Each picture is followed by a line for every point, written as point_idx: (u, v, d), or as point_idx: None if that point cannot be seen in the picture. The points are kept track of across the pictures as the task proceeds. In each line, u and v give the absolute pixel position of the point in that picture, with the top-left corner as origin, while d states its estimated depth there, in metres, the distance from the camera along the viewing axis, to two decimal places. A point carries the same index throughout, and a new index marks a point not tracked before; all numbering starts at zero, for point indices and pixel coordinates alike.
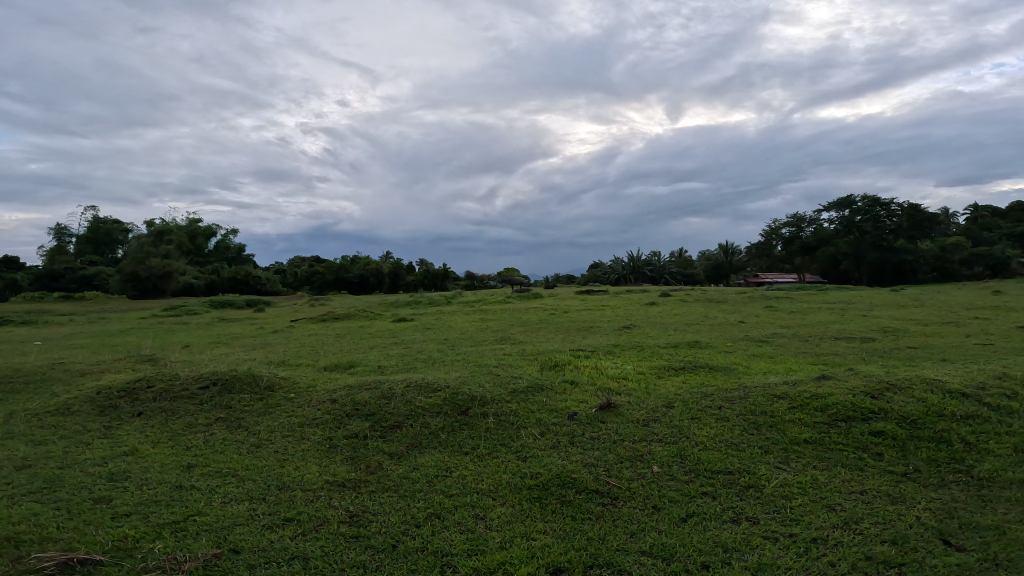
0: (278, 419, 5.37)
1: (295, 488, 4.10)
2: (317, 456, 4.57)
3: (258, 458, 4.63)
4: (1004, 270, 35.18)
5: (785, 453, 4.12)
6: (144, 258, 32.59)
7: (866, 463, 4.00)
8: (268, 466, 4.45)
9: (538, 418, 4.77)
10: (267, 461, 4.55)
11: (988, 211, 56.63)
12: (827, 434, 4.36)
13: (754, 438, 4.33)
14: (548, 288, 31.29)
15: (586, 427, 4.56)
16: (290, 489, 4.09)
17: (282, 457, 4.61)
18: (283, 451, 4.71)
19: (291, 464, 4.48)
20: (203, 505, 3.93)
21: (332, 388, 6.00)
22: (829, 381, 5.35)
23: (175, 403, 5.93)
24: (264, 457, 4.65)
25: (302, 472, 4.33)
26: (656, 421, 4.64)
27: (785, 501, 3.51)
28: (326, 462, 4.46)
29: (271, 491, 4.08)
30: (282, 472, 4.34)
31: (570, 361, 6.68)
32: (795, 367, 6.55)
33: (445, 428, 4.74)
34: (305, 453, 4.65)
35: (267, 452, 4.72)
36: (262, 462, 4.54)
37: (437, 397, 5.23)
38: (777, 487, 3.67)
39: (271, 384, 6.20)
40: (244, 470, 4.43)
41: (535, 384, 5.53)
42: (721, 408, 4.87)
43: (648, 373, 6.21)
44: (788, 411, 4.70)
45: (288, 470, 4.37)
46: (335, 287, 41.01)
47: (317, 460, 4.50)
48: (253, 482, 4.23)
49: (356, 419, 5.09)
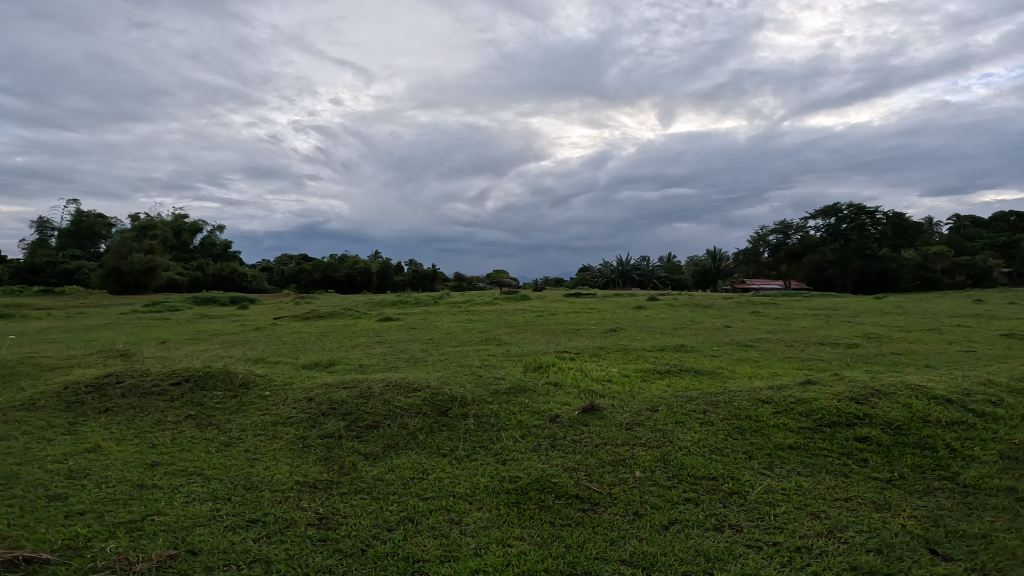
0: (251, 417, 5.20)
1: (263, 489, 3.95)
2: (288, 457, 4.40)
3: (227, 457, 4.46)
4: (986, 280, 36.78)
5: (769, 458, 4.04)
6: (126, 253, 32.13)
7: (850, 470, 3.93)
8: (236, 466, 4.29)
9: (519, 420, 4.64)
10: (236, 461, 4.38)
11: (968, 220, 58.10)
12: (813, 439, 4.29)
13: (738, 443, 4.25)
14: (536, 288, 34.60)
15: (569, 430, 4.43)
16: (258, 489, 3.93)
17: (251, 457, 4.44)
18: (252, 451, 4.54)
19: (260, 463, 4.31)
20: (164, 505, 3.77)
21: (309, 386, 5.83)
22: (814, 386, 5.28)
23: (144, 399, 5.73)
24: (233, 456, 4.48)
25: (271, 472, 4.17)
26: (639, 424, 4.55)
27: (769, 508, 3.43)
28: (298, 463, 4.30)
29: (237, 491, 3.92)
30: (250, 472, 4.19)
31: (554, 363, 6.57)
32: (782, 372, 6.50)
33: (424, 429, 4.60)
34: (276, 453, 4.48)
35: (236, 451, 4.55)
36: (230, 462, 4.37)
37: (416, 397, 5.08)
38: (761, 493, 3.59)
39: (246, 382, 6.00)
40: (210, 469, 4.26)
41: (517, 385, 5.41)
42: (706, 412, 4.80)
43: (633, 376, 6.12)
44: (773, 416, 4.63)
45: (257, 469, 4.21)
46: (321, 286, 40.66)
47: (288, 461, 4.34)
48: (218, 482, 4.07)
49: (332, 418, 4.93)
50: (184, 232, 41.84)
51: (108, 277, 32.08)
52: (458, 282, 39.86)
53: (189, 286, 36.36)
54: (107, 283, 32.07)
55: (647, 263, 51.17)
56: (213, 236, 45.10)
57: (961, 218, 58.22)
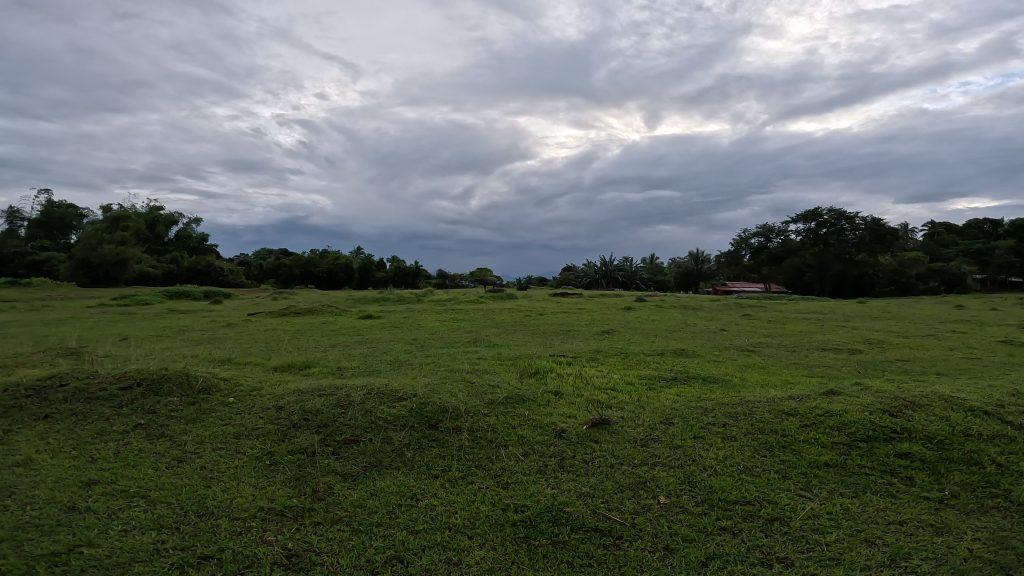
0: (211, 428, 4.57)
1: (220, 515, 3.35)
2: (253, 476, 3.80)
3: (178, 477, 3.83)
4: (958, 286, 37.31)
5: (805, 478, 3.71)
6: (97, 245, 30.76)
7: (898, 489, 3.65)
8: (190, 487, 3.68)
9: (520, 435, 4.09)
10: (190, 481, 3.76)
11: (942, 228, 59.34)
12: (850, 456, 3.96)
13: (768, 461, 3.88)
14: (523, 288, 33.17)
15: (577, 447, 3.91)
16: (213, 516, 3.33)
17: (208, 475, 3.83)
18: (210, 469, 3.92)
19: (219, 484, 3.71)
20: (97, 534, 3.17)
21: (280, 392, 5.19)
22: (839, 396, 4.85)
23: (89, 406, 5.06)
24: (186, 475, 3.86)
25: (232, 495, 3.57)
26: (655, 440, 4.06)
27: (818, 537, 3.10)
28: (263, 483, 3.71)
29: (189, 518, 3.32)
30: (207, 493, 3.60)
31: (552, 369, 6.01)
32: (797, 381, 6.04)
33: (411, 445, 4.04)
34: (238, 471, 3.88)
35: (189, 469, 3.93)
36: (182, 482, 3.75)
37: (402, 407, 4.50)
38: (806, 519, 3.26)
39: (206, 387, 5.34)
40: (157, 491, 3.66)
41: (514, 394, 4.85)
42: (726, 425, 4.37)
43: (638, 384, 5.61)
44: (801, 430, 4.25)
45: (214, 491, 3.61)
46: (301, 281, 39.70)
47: (252, 481, 3.74)
48: (165, 507, 3.46)
49: (305, 431, 4.34)
50: (158, 224, 40.38)
51: (77, 269, 30.71)
52: (441, 280, 39.19)
53: (163, 280, 35.03)
54: (76, 276, 30.71)
55: (632, 264, 51.12)
56: (189, 228, 43.64)
57: (936, 223, 59.59)
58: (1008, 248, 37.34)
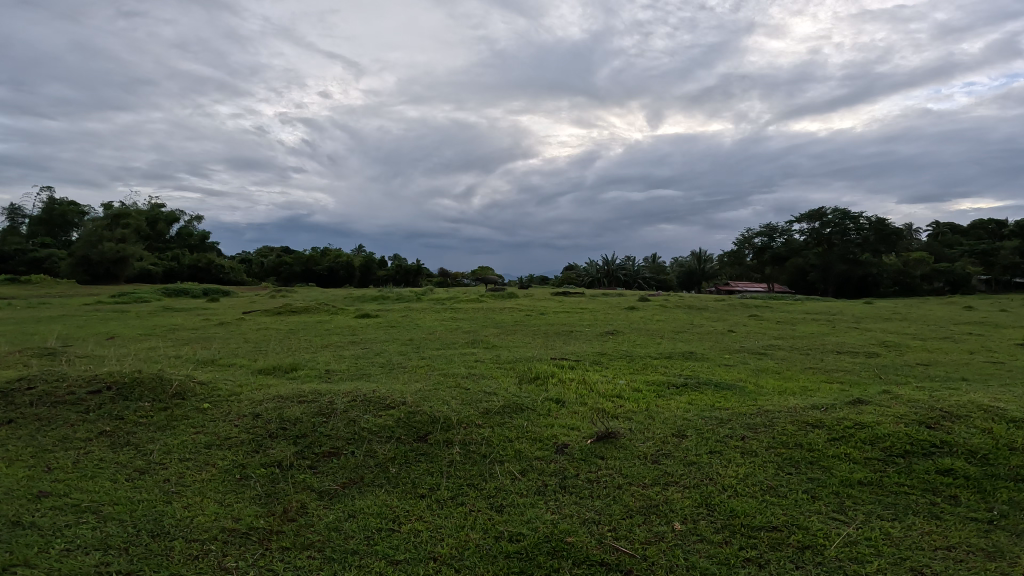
0: (180, 437, 4.21)
1: (176, 535, 3.06)
2: (220, 491, 3.49)
3: (137, 491, 3.54)
4: (964, 287, 36.79)
5: (837, 499, 3.34)
6: (96, 241, 30.48)
7: (942, 510, 3.27)
8: (147, 504, 3.38)
9: (517, 449, 3.71)
10: (149, 496, 3.47)
11: (946, 228, 58.80)
12: (885, 473, 3.60)
13: (794, 480, 3.49)
14: (524, 288, 30.98)
15: (580, 464, 3.52)
16: (167, 537, 3.04)
17: (171, 490, 3.53)
18: (174, 483, 3.62)
19: (179, 500, 3.42)
20: (36, 553, 2.88)
21: (259, 397, 4.82)
22: (868, 406, 4.46)
23: (54, 410, 4.70)
24: (146, 489, 3.56)
25: (192, 513, 3.26)
26: (667, 456, 3.66)
27: (858, 567, 2.72)
28: (230, 500, 3.40)
29: (140, 538, 3.04)
30: (165, 509, 3.31)
31: (554, 374, 5.61)
32: (817, 388, 5.63)
33: (397, 460, 3.66)
34: (203, 485, 3.57)
35: (150, 483, 3.63)
36: (140, 497, 3.46)
37: (388, 417, 4.12)
38: (842, 547, 2.88)
39: (180, 391, 4.96)
40: (111, 506, 3.35)
41: (512, 402, 4.46)
42: (745, 438, 3.98)
43: (646, 391, 5.20)
44: (829, 444, 3.87)
45: (172, 508, 3.31)
46: (301, 279, 39.43)
47: (219, 497, 3.44)
48: (117, 525, 3.17)
49: (281, 442, 3.96)
50: (159, 221, 40.09)
51: (77, 267, 30.42)
52: (442, 279, 38.82)
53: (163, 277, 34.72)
54: (76, 274, 30.44)
55: (633, 264, 50.77)
56: (190, 226, 43.31)
57: (941, 223, 59.09)
58: (1013, 249, 36.87)
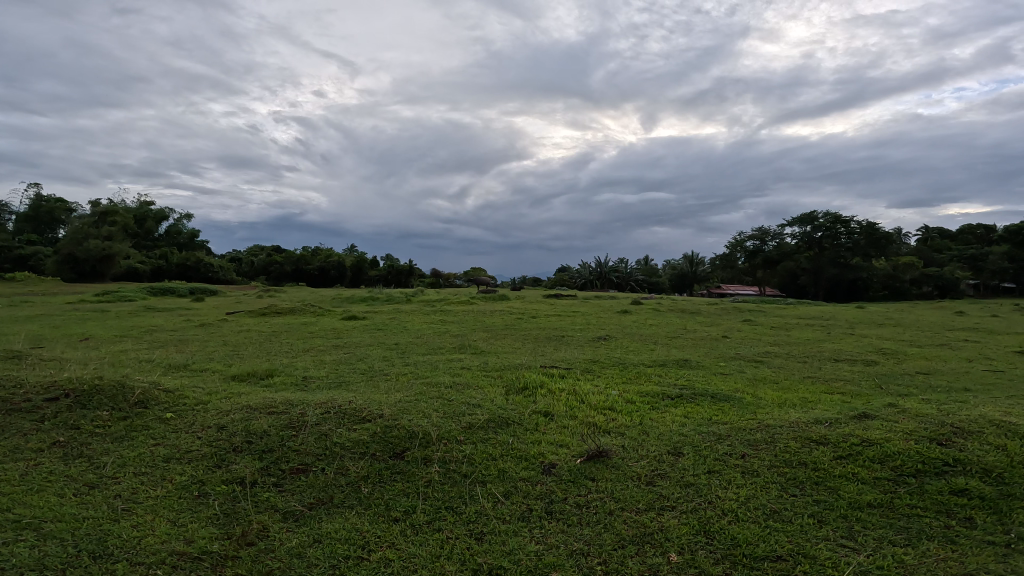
0: (138, 449, 3.90)
1: (120, 559, 2.78)
2: (175, 510, 3.20)
3: (83, 507, 3.23)
4: (953, 291, 36.95)
5: (846, 523, 3.08)
6: (82, 239, 29.87)
7: (957, 534, 3.03)
8: (93, 523, 3.07)
9: (501, 468, 3.43)
10: (96, 513, 3.16)
11: (936, 233, 59.25)
12: (896, 495, 3.35)
13: (799, 502, 3.23)
14: (514, 288, 32.76)
15: (569, 487, 3.24)
16: (111, 561, 2.75)
17: (120, 507, 3.23)
18: (125, 499, 3.32)
19: (129, 519, 3.11)
20: None
21: (228, 407, 4.51)
22: (875, 423, 4.23)
23: (5, 418, 4.34)
24: (94, 506, 3.25)
25: (141, 536, 2.96)
26: (662, 477, 3.40)
27: None
28: (184, 520, 3.11)
29: (79, 561, 2.75)
30: (112, 529, 3.01)
31: (543, 384, 5.32)
32: (818, 400, 5.39)
33: (370, 479, 3.37)
34: (157, 503, 3.28)
35: (99, 498, 3.32)
36: (86, 513, 3.15)
37: (364, 431, 3.83)
38: None
39: (144, 399, 4.63)
40: (54, 523, 3.05)
41: (497, 416, 4.17)
42: (745, 456, 3.72)
43: (639, 403, 4.95)
44: (835, 462, 3.63)
45: (119, 529, 3.01)
46: (291, 279, 38.98)
47: (173, 516, 3.15)
48: (56, 544, 2.88)
49: (246, 457, 3.66)
50: (148, 219, 39.49)
51: (62, 264, 29.76)
52: (433, 279, 38.47)
53: (151, 276, 34.15)
54: (62, 271, 29.80)
55: (627, 266, 50.73)
56: (180, 224, 42.69)
57: (930, 229, 59.66)
58: (1002, 254, 37.16)
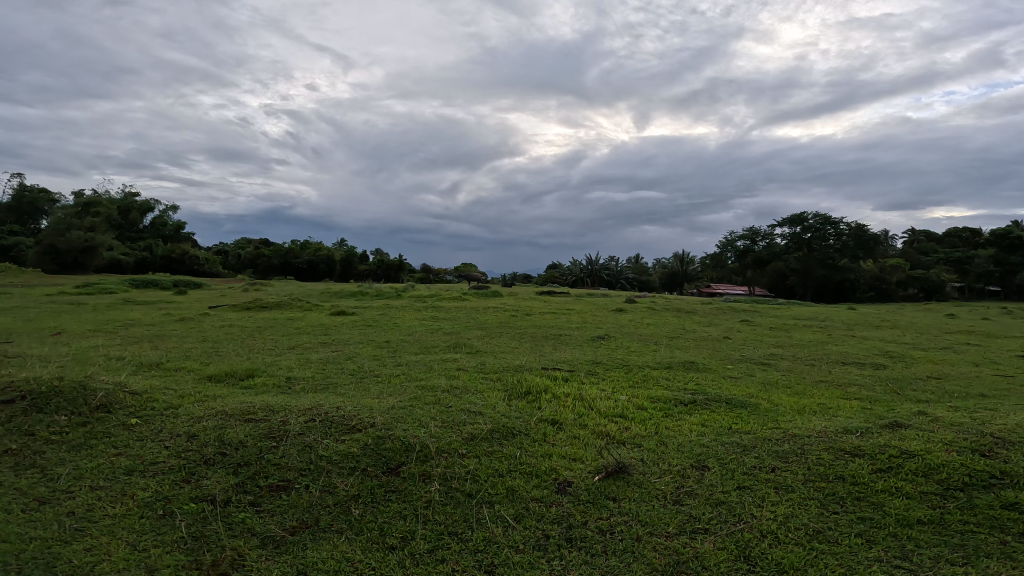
0: (96, 460, 3.46)
1: None
2: (135, 531, 2.79)
3: (29, 526, 2.80)
4: (939, 293, 37.22)
5: (898, 543, 2.75)
6: (64, 230, 28.95)
7: (1019, 551, 2.70)
8: (38, 546, 2.64)
9: (510, 486, 3.06)
10: (43, 533, 2.74)
11: (922, 236, 59.78)
12: (946, 510, 3.03)
13: (843, 521, 2.89)
14: (508, 288, 28.31)
15: (588, 509, 2.87)
16: None
17: (73, 526, 2.81)
18: (79, 516, 2.89)
19: (82, 542, 2.69)
20: None
21: (203, 412, 4.09)
22: (909, 434, 3.92)
23: None
24: (41, 525, 2.82)
25: (93, 563, 2.54)
26: (689, 495, 3.04)
27: None
28: (146, 544, 2.69)
29: None
30: (61, 552, 2.60)
31: (547, 388, 4.93)
32: (838, 407, 5.05)
33: (361, 497, 2.97)
34: (116, 522, 2.86)
35: (49, 516, 2.89)
36: (31, 534, 2.73)
37: (353, 442, 3.43)
38: None
39: (108, 403, 4.18)
40: None
41: (501, 426, 3.79)
42: (775, 469, 3.38)
43: (651, 409, 4.59)
44: (874, 476, 3.31)
45: (69, 554, 2.59)
46: (279, 273, 38.27)
47: (133, 538, 2.74)
48: None
49: (219, 472, 3.25)
50: (133, 210, 38.53)
51: (43, 255, 28.79)
52: (423, 275, 38.00)
53: (134, 268, 33.30)
54: (42, 262, 28.82)
55: (617, 264, 50.62)
56: (166, 215, 41.71)
57: (917, 232, 60.23)
58: (988, 257, 37.46)
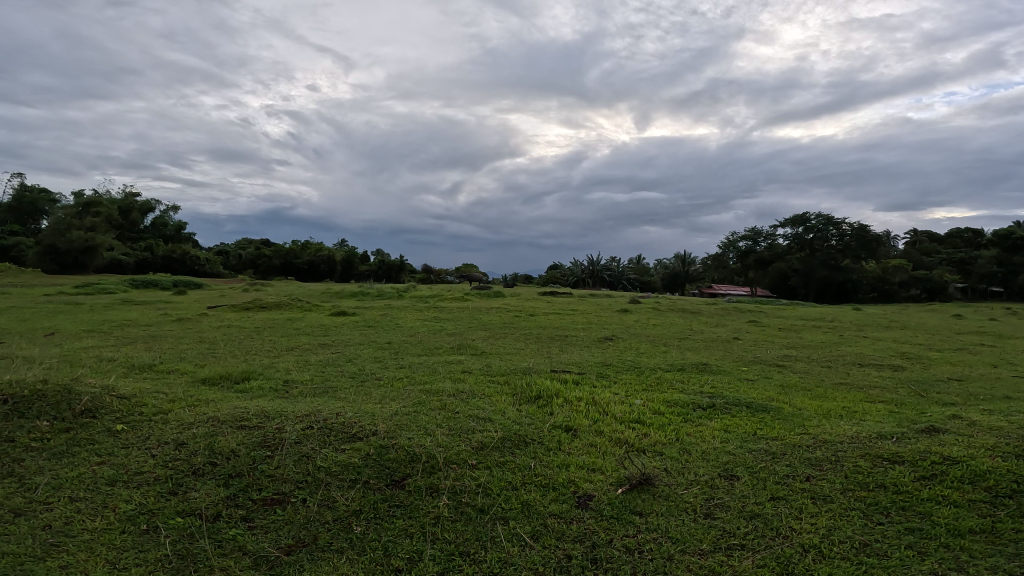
0: (78, 469, 3.21)
1: None
2: (117, 547, 2.54)
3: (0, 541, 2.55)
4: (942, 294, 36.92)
5: (952, 554, 2.50)
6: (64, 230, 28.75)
7: None
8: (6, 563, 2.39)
9: (525, 500, 2.81)
10: (15, 549, 2.49)
11: (925, 237, 59.48)
12: (998, 518, 2.77)
13: (891, 532, 2.64)
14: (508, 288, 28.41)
15: (612, 525, 2.62)
16: None
17: (48, 542, 2.56)
18: (55, 531, 2.64)
19: (54, 560, 2.43)
20: None
21: (195, 417, 3.85)
22: (947, 439, 3.66)
23: None
24: (13, 539, 2.57)
25: None
26: (719, 507, 2.79)
27: None
28: (127, 562, 2.45)
29: None
30: (32, 572, 2.35)
31: (559, 392, 4.68)
32: (863, 410, 4.80)
33: (363, 513, 2.72)
34: (95, 537, 2.61)
35: (22, 530, 2.64)
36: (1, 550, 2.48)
37: (354, 451, 3.19)
38: None
39: (92, 408, 3.93)
40: None
41: (513, 434, 3.54)
42: (810, 478, 3.13)
43: (669, 414, 4.34)
44: (917, 484, 3.06)
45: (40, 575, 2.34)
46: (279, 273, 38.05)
47: (114, 556, 2.49)
48: None
49: (209, 483, 3.00)
50: (133, 211, 38.37)
51: (43, 255, 28.60)
52: (423, 275, 37.77)
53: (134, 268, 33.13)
54: (42, 261, 28.62)
55: (618, 264, 50.40)
56: (166, 216, 41.53)
57: (919, 232, 59.94)
58: (991, 258, 37.19)
